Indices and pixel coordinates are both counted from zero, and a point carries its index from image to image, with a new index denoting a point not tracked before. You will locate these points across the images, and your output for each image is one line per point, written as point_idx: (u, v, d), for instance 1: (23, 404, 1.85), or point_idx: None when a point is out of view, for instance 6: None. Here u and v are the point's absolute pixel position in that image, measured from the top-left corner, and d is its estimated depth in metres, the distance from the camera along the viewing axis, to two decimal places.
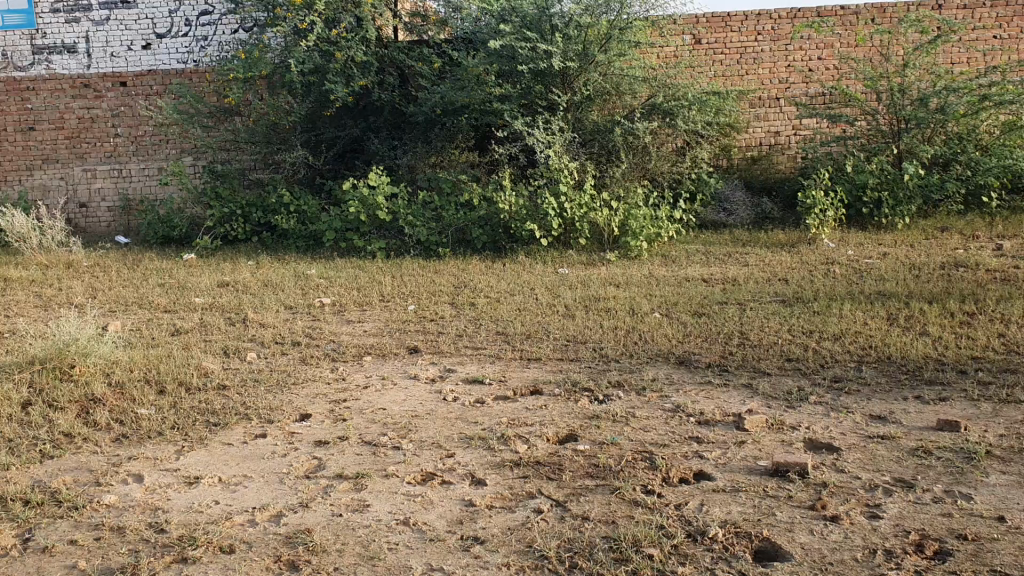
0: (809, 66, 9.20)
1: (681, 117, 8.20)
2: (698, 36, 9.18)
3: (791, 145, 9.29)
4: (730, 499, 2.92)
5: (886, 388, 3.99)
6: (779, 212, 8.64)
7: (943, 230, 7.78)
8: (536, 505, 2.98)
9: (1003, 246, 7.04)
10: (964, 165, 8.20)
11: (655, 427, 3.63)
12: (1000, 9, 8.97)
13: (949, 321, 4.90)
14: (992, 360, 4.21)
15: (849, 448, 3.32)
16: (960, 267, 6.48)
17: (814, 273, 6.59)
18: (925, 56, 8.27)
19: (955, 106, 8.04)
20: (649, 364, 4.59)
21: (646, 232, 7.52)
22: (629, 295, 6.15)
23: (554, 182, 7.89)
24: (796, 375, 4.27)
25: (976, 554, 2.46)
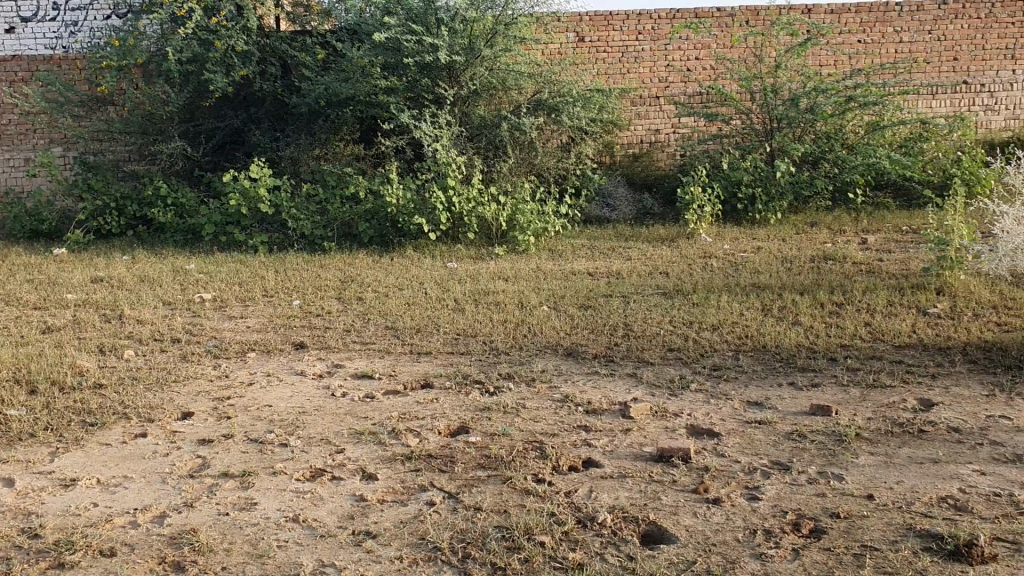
0: (687, 66, 9.50)
1: (565, 113, 8.31)
2: (581, 34, 9.36)
3: (671, 143, 9.55)
4: (618, 485, 3.00)
5: (763, 375, 4.16)
6: (659, 208, 8.89)
7: (812, 225, 8.16)
8: (428, 498, 2.99)
9: (869, 240, 7.41)
10: (832, 163, 8.60)
11: (545, 418, 3.68)
12: (864, 14, 9.44)
13: (819, 311, 5.14)
14: (859, 348, 4.44)
15: (729, 433, 3.44)
16: (829, 260, 6.80)
17: (693, 266, 6.80)
18: (796, 58, 8.65)
19: (823, 106, 8.44)
20: (538, 356, 4.66)
21: (532, 226, 7.61)
22: (517, 288, 6.20)
23: (441, 176, 7.89)
24: (678, 364, 4.40)
25: (848, 530, 2.58)
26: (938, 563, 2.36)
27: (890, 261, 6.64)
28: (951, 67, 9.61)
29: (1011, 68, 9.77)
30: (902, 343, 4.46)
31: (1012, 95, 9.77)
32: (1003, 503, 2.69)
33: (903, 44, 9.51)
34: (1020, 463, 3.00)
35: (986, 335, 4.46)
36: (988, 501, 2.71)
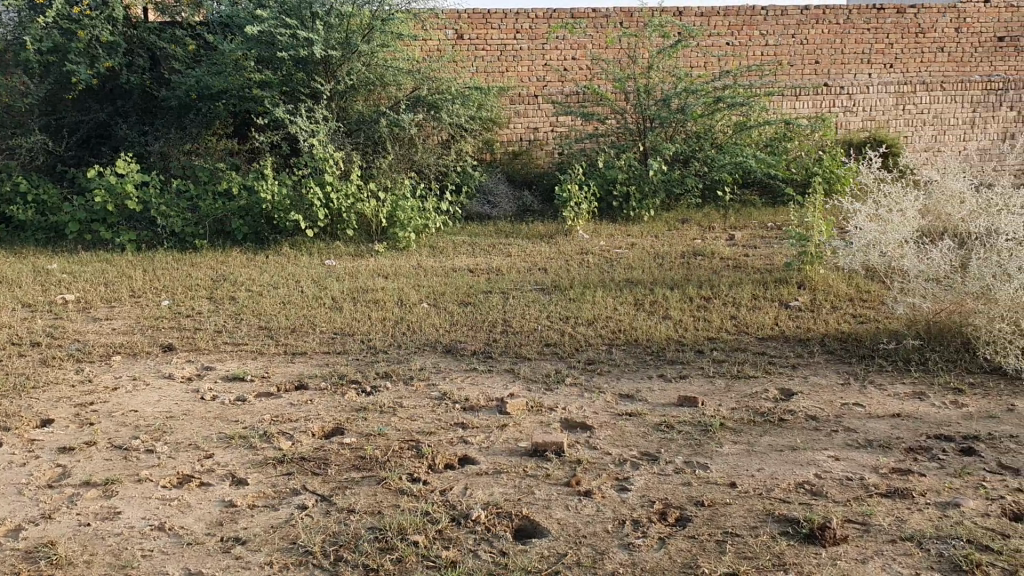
0: (564, 66, 9.67)
1: (444, 110, 8.31)
2: (460, 32, 9.41)
3: (550, 141, 9.57)
4: (492, 481, 3.02)
5: (635, 368, 4.27)
6: (539, 205, 8.98)
7: (684, 222, 8.40)
8: (300, 502, 2.94)
9: (736, 236, 7.69)
10: (702, 161, 8.88)
11: (421, 416, 3.68)
12: (732, 18, 9.78)
13: (689, 305, 5.31)
14: (725, 341, 4.61)
15: (602, 426, 3.51)
16: (698, 255, 7.03)
17: (570, 262, 6.90)
18: (668, 59, 8.90)
19: (693, 106, 8.73)
20: (417, 354, 4.64)
21: (413, 223, 7.57)
22: (396, 286, 6.16)
23: (318, 172, 7.76)
24: (554, 359, 4.46)
25: (711, 518, 2.67)
26: (794, 547, 2.46)
27: (755, 256, 6.90)
28: (813, 69, 10.13)
29: (867, 73, 10.33)
30: (765, 335, 4.65)
31: (868, 98, 10.10)
32: (855, 486, 2.84)
33: (768, 47, 9.92)
34: (871, 447, 3.16)
35: (842, 326, 4.70)
36: (842, 485, 2.85)
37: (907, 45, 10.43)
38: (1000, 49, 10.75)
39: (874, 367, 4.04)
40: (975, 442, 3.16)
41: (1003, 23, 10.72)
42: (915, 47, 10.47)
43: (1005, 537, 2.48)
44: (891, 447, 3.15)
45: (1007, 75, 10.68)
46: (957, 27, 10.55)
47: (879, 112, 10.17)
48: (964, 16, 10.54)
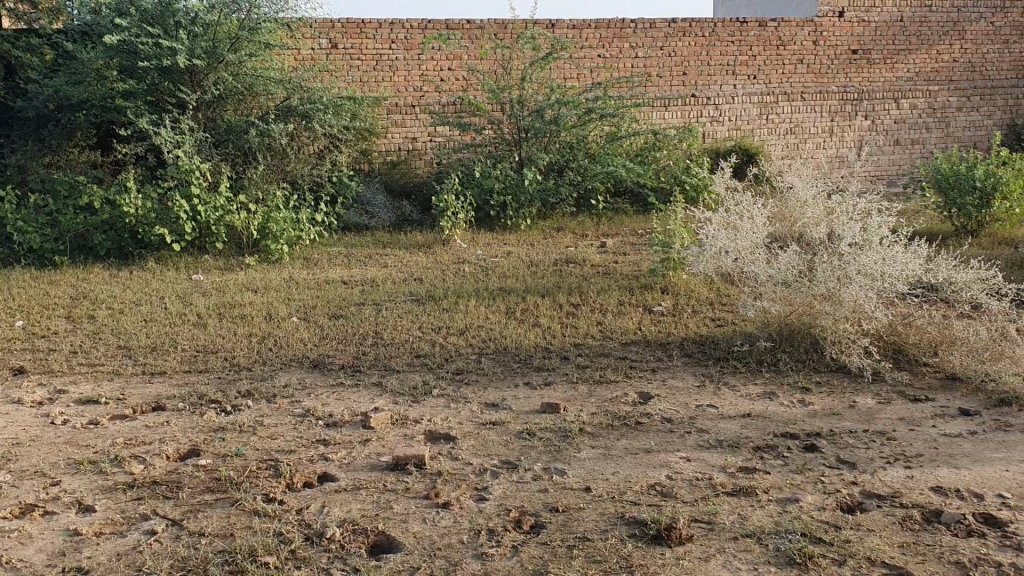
0: (440, 77, 9.71)
1: (315, 119, 8.14)
2: (334, 40, 9.28)
3: (428, 150, 9.69)
4: (350, 497, 2.98)
5: (502, 377, 4.30)
6: (417, 214, 8.93)
7: (560, 230, 8.52)
8: (149, 527, 2.84)
9: (608, 244, 7.85)
10: (576, 171, 9.02)
11: (282, 434, 3.61)
12: (603, 30, 9.99)
13: (558, 313, 5.39)
14: (590, 347, 4.70)
15: (465, 436, 3.52)
16: (571, 263, 7.14)
17: (446, 272, 6.91)
18: (540, 71, 9.04)
19: (566, 117, 8.87)
20: (282, 370, 4.55)
21: (286, 234, 7.43)
22: (266, 300, 6.04)
23: (184, 184, 7.54)
24: (422, 371, 4.45)
25: (565, 524, 2.71)
26: (641, 548, 2.53)
27: (624, 263, 7.09)
28: (680, 81, 10.38)
29: (732, 83, 10.61)
30: (628, 340, 4.76)
31: (733, 108, 10.61)
32: (703, 486, 2.93)
33: (638, 59, 10.16)
34: (721, 447, 3.28)
35: (702, 330, 4.85)
36: (691, 486, 2.94)
37: (770, 57, 10.73)
38: (854, 62, 11.13)
39: (728, 369, 4.19)
40: (816, 439, 3.31)
41: (857, 37, 11.09)
42: (776, 59, 10.76)
43: (838, 529, 2.60)
44: (739, 446, 3.28)
45: (861, 86, 11.12)
46: (815, 39, 10.91)
47: (744, 121, 10.68)
48: (822, 29, 10.92)
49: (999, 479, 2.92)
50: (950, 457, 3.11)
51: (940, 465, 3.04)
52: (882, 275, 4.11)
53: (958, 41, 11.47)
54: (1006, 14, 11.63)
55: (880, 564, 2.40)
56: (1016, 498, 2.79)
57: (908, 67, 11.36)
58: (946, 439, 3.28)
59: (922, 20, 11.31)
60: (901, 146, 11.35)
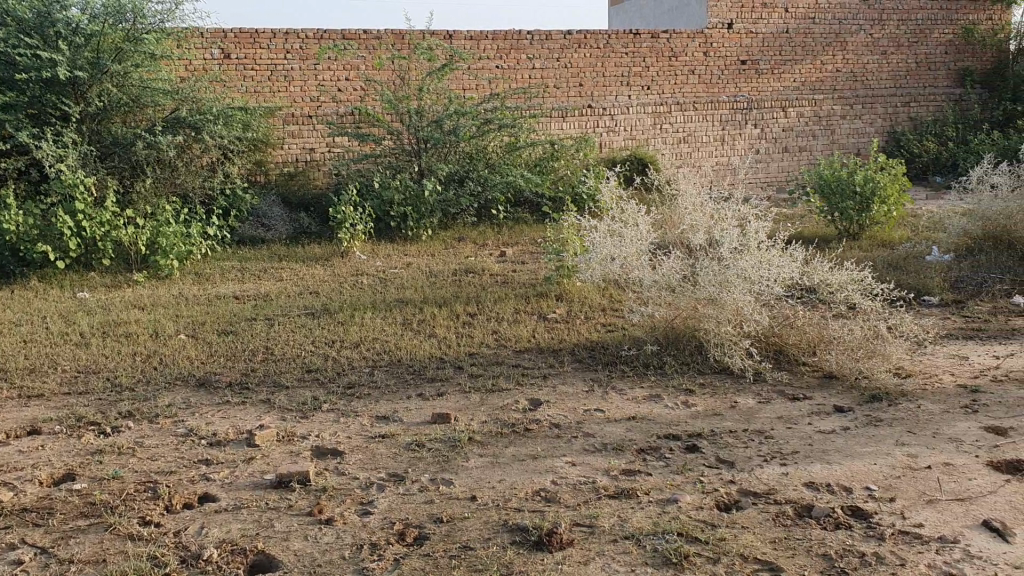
0: (338, 87, 9.62)
1: (206, 130, 7.92)
2: (226, 50, 9.09)
3: (326, 161, 9.58)
4: (231, 517, 2.92)
5: (393, 389, 4.27)
6: (316, 226, 8.79)
7: (460, 241, 8.51)
8: (16, 556, 2.72)
9: (507, 253, 7.88)
10: (476, 181, 9.03)
11: (163, 455, 3.51)
12: (500, 41, 10.04)
13: (453, 323, 5.39)
14: (484, 356, 4.71)
15: (353, 450, 3.48)
16: (470, 273, 7.15)
17: (343, 285, 6.83)
18: (438, 82, 9.02)
19: (464, 128, 8.88)
20: (167, 390, 4.42)
21: (176, 249, 7.21)
22: (154, 317, 5.86)
23: (68, 199, 7.26)
24: (312, 386, 4.38)
25: (447, 534, 2.71)
26: (522, 555, 2.55)
27: (521, 272, 7.14)
28: (576, 92, 10.51)
29: (626, 94, 10.79)
30: (522, 348, 4.80)
31: (628, 118, 10.81)
32: (586, 490, 2.97)
33: (534, 70, 10.26)
34: (606, 451, 3.33)
35: (593, 336, 4.92)
36: (574, 490, 2.98)
37: (663, 68, 10.96)
38: (742, 72, 11.44)
39: (617, 374, 4.26)
40: (698, 440, 3.39)
41: (745, 48, 11.40)
42: (669, 71, 10.99)
43: (714, 527, 2.67)
44: (623, 449, 3.33)
45: (750, 95, 11.46)
46: (705, 50, 11.16)
47: (638, 131, 10.90)
48: (711, 40, 11.19)
49: (868, 473, 3.04)
50: (823, 453, 3.23)
51: (814, 461, 3.14)
52: (761, 278, 4.25)
53: (840, 51, 11.91)
54: (884, 25, 12.07)
55: (752, 560, 2.47)
56: (882, 490, 2.91)
57: (794, 77, 11.71)
58: (821, 435, 3.40)
59: (806, 31, 11.72)
60: (789, 153, 11.74)
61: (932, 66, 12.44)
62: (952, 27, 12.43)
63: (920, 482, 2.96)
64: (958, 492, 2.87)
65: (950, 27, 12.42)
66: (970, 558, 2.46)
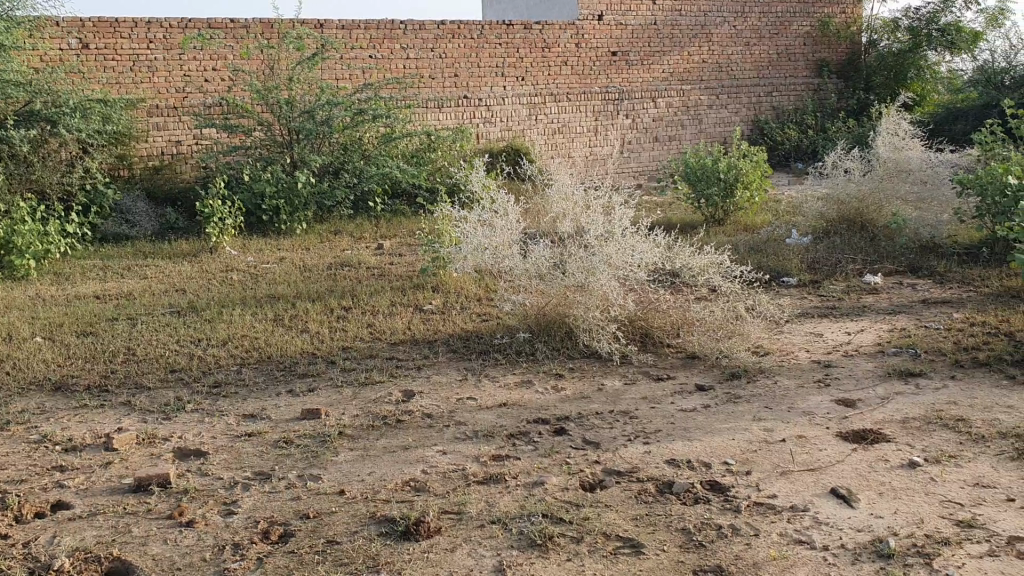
0: (204, 77, 9.34)
1: (62, 124, 7.52)
2: (85, 40, 8.66)
3: (193, 154, 9.26)
4: (86, 524, 2.80)
5: (262, 387, 4.18)
6: (183, 222, 8.48)
7: (336, 233, 8.33)
8: None
9: (384, 245, 7.82)
10: (351, 172, 8.91)
11: (13, 464, 3.33)
12: (372, 31, 9.90)
13: (326, 317, 5.30)
14: (357, 349, 4.66)
15: (217, 450, 3.39)
16: (345, 266, 7.06)
17: (212, 281, 6.63)
18: (309, 72, 8.84)
19: (336, 119, 8.72)
20: (20, 396, 4.20)
21: (32, 248, 6.84)
22: (7, 320, 5.56)
23: None
24: (177, 387, 4.24)
25: (313, 530, 2.67)
26: (389, 546, 2.54)
27: (398, 264, 7.08)
28: (452, 83, 10.49)
29: (502, 85, 10.85)
30: (396, 341, 4.77)
31: (504, 109, 10.81)
32: (455, 478, 2.98)
33: (408, 60, 10.18)
34: (476, 438, 3.35)
35: (467, 326, 4.94)
36: (443, 478, 2.99)
37: (536, 59, 11.06)
38: (613, 64, 11.65)
39: (490, 362, 4.29)
40: (566, 423, 3.45)
41: (615, 39, 11.62)
42: (542, 61, 11.11)
43: (578, 507, 2.72)
44: (494, 436, 3.36)
45: (620, 86, 11.66)
46: (577, 42, 11.33)
47: (514, 122, 10.90)
48: (582, 32, 11.35)
49: (726, 447, 3.15)
50: (684, 430, 3.33)
51: (675, 439, 3.24)
52: (625, 264, 4.35)
53: (706, 43, 12.29)
54: (746, 18, 12.53)
55: (614, 538, 2.53)
56: (739, 464, 3.02)
57: (663, 68, 12.02)
58: (682, 414, 3.51)
59: (673, 23, 12.01)
60: (659, 143, 11.99)
61: (791, 58, 12.98)
62: (810, 19, 13.04)
63: (774, 454, 3.09)
64: (808, 462, 3.01)
65: (808, 20, 13.02)
66: (818, 525, 2.59)
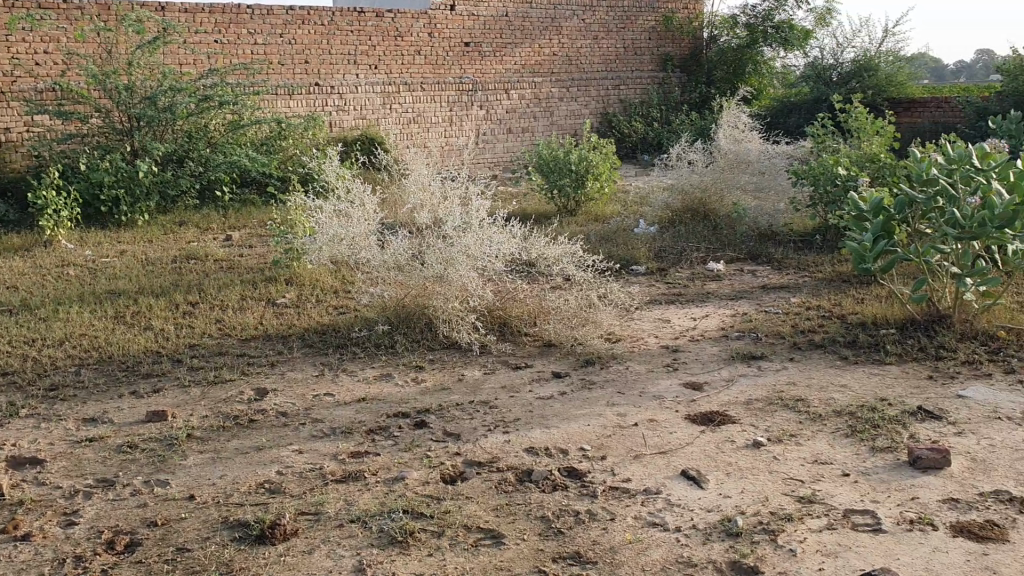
0: (36, 60, 8.68)
1: None
2: None
3: (25, 142, 8.63)
4: None
5: (104, 388, 3.96)
6: (14, 214, 7.94)
7: (181, 225, 7.99)
8: None
9: (232, 236, 7.58)
10: (197, 161, 8.57)
11: None
12: (218, 15, 9.55)
13: (172, 313, 5.08)
14: (206, 346, 4.49)
15: (55, 458, 3.20)
16: (191, 259, 6.80)
17: (46, 277, 6.24)
18: (150, 56, 8.44)
19: (180, 106, 8.36)
20: None
21: None
22: None
23: None
24: (9, 391, 3.97)
25: (163, 538, 2.56)
26: (243, 551, 2.46)
27: (248, 256, 6.87)
28: (303, 69, 10.23)
29: (354, 73, 10.67)
30: (247, 337, 4.62)
31: (357, 97, 10.63)
32: (312, 477, 2.92)
33: (257, 45, 9.87)
34: (333, 435, 3.29)
35: (322, 320, 4.84)
36: (300, 478, 2.92)
37: (389, 47, 10.94)
38: (467, 54, 11.68)
39: (346, 356, 4.22)
40: (425, 416, 3.43)
41: (468, 30, 11.64)
42: (395, 50, 10.99)
43: (439, 500, 2.72)
44: (351, 432, 3.31)
45: (474, 77, 11.71)
46: (430, 32, 11.28)
47: (368, 110, 10.73)
48: (435, 22, 11.30)
49: (583, 433, 3.21)
50: (543, 418, 3.37)
51: (534, 427, 3.27)
52: (482, 255, 4.39)
53: (556, 36, 12.48)
54: (594, 11, 12.79)
55: (475, 530, 2.54)
56: (595, 449, 3.08)
57: (515, 60, 12.13)
58: (540, 402, 3.55)
59: (524, 15, 12.13)
60: (513, 134, 12.08)
61: (638, 52, 13.35)
62: (655, 14, 13.43)
63: (628, 438, 3.18)
64: (660, 445, 3.11)
65: (653, 14, 13.41)
66: (670, 507, 2.67)
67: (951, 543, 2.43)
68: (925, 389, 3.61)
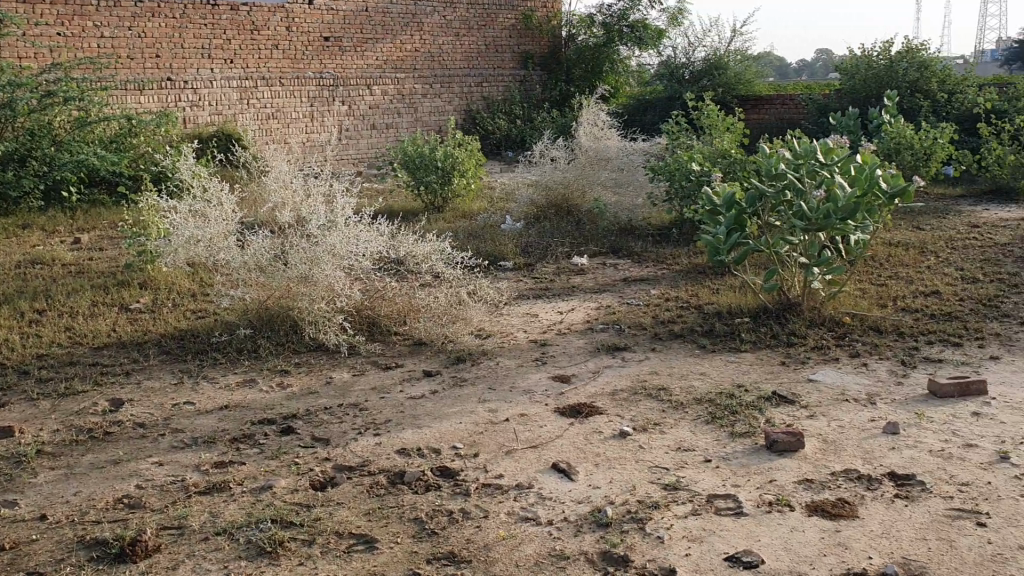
0: None
1: None
2: None
3: None
4: None
5: None
6: None
7: (25, 228, 7.54)
8: None
9: (81, 239, 7.21)
10: (40, 160, 8.07)
11: None
12: (60, 7, 9.09)
13: (16, 322, 4.79)
14: (55, 356, 4.26)
15: None
16: (36, 264, 6.42)
17: None
18: None
19: (20, 102, 7.89)
20: None
21: None
22: None
23: None
24: None
25: (12, 562, 2.41)
26: (102, 571, 2.34)
27: (98, 260, 6.54)
28: (153, 64, 9.88)
29: (209, 67, 10.39)
30: (100, 345, 4.40)
31: (212, 92, 10.20)
32: (175, 490, 2.81)
33: (103, 39, 9.44)
34: (196, 445, 3.18)
35: (181, 324, 4.66)
36: (161, 492, 2.81)
37: (245, 41, 10.70)
38: (326, 49, 11.51)
39: (208, 362, 4.08)
40: (293, 421, 3.35)
41: (327, 25, 11.47)
42: (252, 44, 10.78)
43: (309, 507, 2.66)
44: (215, 441, 3.20)
45: (335, 73, 11.52)
46: (287, 26, 11.10)
47: (224, 105, 10.32)
48: (293, 16, 11.13)
49: (454, 432, 3.21)
50: (414, 418, 3.35)
51: (404, 428, 3.25)
52: (348, 254, 4.33)
53: (417, 33, 12.44)
54: (454, 8, 12.83)
55: (347, 536, 2.50)
56: (467, 447, 3.09)
57: (376, 56, 12.03)
58: (411, 401, 3.53)
59: (384, 11, 12.05)
60: (377, 130, 11.85)
61: (499, 49, 13.46)
62: (514, 12, 13.56)
63: (499, 434, 3.20)
64: (531, 440, 3.14)
65: (512, 12, 13.55)
66: (542, 501, 2.71)
67: (806, 522, 2.56)
68: (779, 374, 3.79)
